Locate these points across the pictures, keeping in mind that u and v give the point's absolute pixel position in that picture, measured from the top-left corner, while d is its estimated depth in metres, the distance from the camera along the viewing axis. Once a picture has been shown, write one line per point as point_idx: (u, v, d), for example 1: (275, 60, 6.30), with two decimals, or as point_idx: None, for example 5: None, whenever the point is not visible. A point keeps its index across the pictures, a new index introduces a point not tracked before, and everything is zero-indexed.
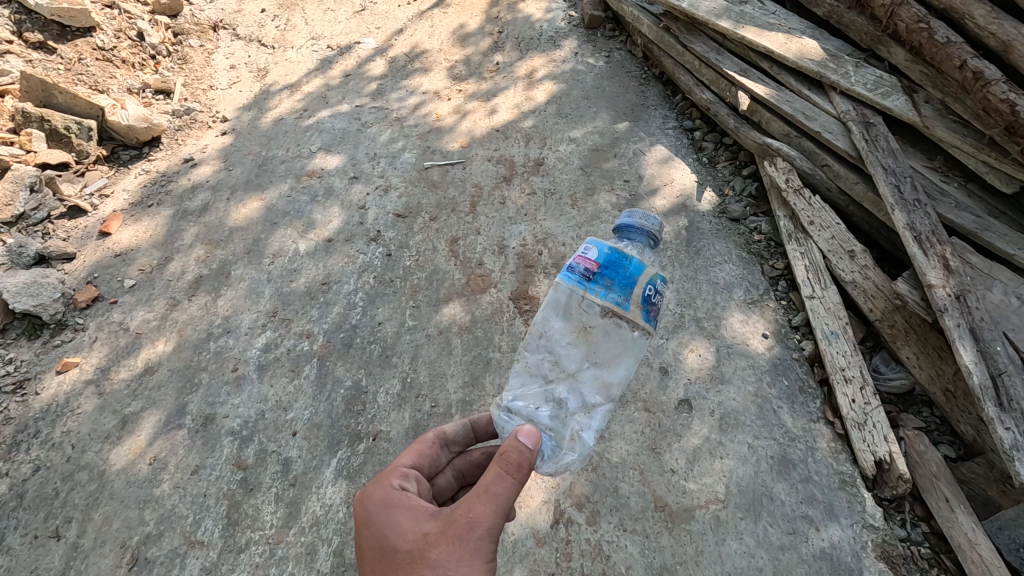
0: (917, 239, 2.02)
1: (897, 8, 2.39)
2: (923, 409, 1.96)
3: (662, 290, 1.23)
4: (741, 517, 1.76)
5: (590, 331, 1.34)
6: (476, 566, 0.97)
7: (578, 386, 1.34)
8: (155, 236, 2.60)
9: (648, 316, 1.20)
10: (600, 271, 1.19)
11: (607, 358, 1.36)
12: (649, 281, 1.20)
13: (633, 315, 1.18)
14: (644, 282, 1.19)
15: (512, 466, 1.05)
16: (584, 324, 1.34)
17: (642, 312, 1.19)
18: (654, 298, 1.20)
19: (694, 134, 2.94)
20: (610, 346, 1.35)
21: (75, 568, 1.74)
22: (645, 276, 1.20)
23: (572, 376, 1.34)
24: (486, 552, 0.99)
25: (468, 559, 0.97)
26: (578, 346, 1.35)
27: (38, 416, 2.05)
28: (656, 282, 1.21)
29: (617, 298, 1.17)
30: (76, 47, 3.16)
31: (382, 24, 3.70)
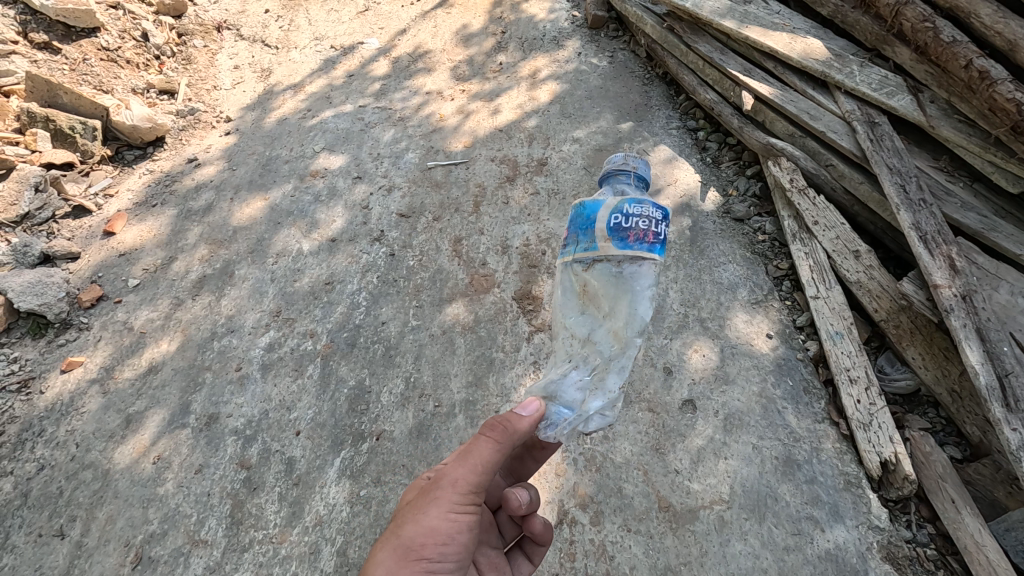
0: (923, 239, 2.01)
1: (902, 7, 2.38)
2: (928, 410, 1.95)
3: (634, 210, 1.20)
4: (745, 518, 1.76)
5: (587, 291, 1.34)
6: (436, 513, 1.09)
7: (592, 350, 1.36)
8: (159, 235, 2.60)
9: (620, 242, 1.19)
10: (572, 232, 1.29)
11: (613, 310, 1.34)
12: (612, 211, 1.21)
13: (605, 249, 1.21)
14: (604, 216, 1.21)
15: (490, 430, 1.16)
16: (581, 284, 1.34)
17: (612, 242, 1.20)
18: (623, 221, 1.20)
19: (697, 134, 2.94)
20: (611, 296, 1.33)
21: (79, 567, 1.74)
22: (603, 210, 1.22)
23: (586, 343, 1.36)
24: (448, 502, 1.11)
25: (430, 507, 1.10)
26: (584, 310, 1.37)
27: (42, 416, 2.06)
28: (620, 208, 1.21)
29: (583, 246, 1.24)
30: (81, 47, 3.17)
31: (385, 24, 3.71)
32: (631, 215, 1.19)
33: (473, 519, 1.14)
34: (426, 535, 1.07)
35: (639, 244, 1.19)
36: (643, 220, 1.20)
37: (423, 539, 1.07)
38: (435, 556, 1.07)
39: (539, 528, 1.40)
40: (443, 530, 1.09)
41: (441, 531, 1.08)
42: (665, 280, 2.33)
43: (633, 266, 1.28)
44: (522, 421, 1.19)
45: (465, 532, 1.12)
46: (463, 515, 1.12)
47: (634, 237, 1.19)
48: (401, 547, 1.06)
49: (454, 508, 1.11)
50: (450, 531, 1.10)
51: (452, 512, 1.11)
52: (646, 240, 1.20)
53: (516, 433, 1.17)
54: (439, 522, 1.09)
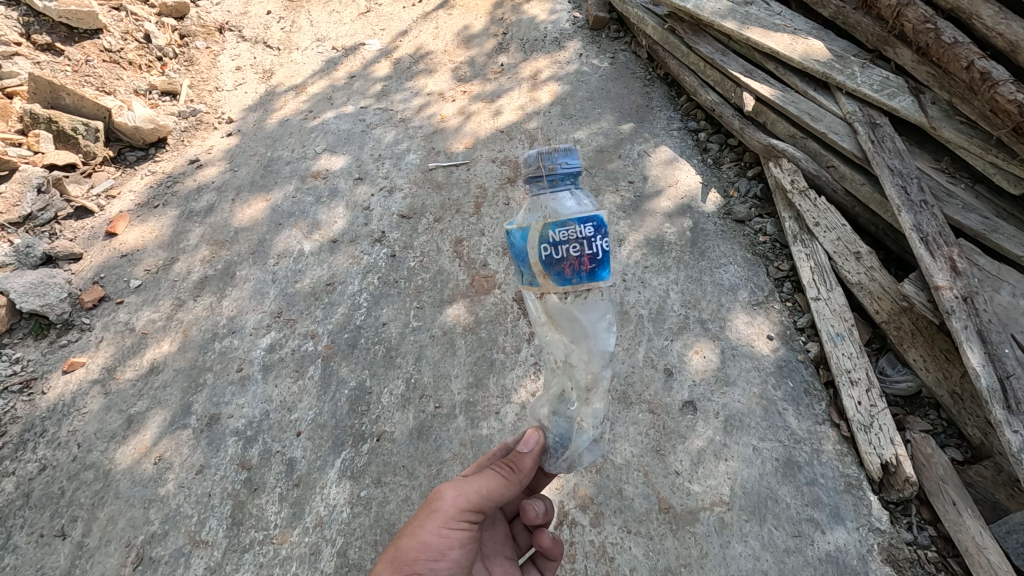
0: (924, 240, 2.01)
1: (903, 8, 2.38)
2: (929, 412, 1.95)
3: (562, 237, 1.15)
4: (746, 519, 1.75)
5: (553, 318, 1.28)
6: (429, 529, 1.17)
7: (573, 373, 1.34)
8: (161, 236, 2.61)
9: (558, 278, 1.17)
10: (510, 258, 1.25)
11: (582, 338, 1.30)
12: (541, 242, 1.16)
13: (544, 286, 1.19)
14: (534, 252, 1.17)
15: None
16: (546, 314, 1.28)
17: (551, 278, 1.17)
18: (554, 254, 1.15)
19: (698, 135, 2.94)
20: (575, 324, 1.28)
21: (80, 567, 1.75)
22: (532, 242, 1.16)
23: (564, 365, 1.34)
24: (443, 518, 1.17)
25: (425, 522, 1.17)
26: (553, 335, 1.31)
27: (44, 416, 2.06)
28: (547, 237, 1.15)
29: (524, 281, 1.22)
30: (83, 49, 3.18)
31: (387, 25, 3.71)
32: (560, 246, 1.14)
33: (466, 535, 1.21)
34: (419, 549, 1.15)
35: (577, 275, 1.17)
36: (573, 247, 1.15)
37: (416, 553, 1.15)
38: (426, 570, 1.15)
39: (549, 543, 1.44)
40: (435, 545, 1.16)
41: (432, 546, 1.16)
42: (665, 281, 2.33)
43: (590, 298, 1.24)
44: (525, 452, 1.23)
45: (457, 547, 1.19)
46: (456, 532, 1.19)
47: (570, 269, 1.17)
48: (396, 558, 1.15)
49: (447, 525, 1.18)
50: (443, 546, 1.17)
51: (445, 528, 1.18)
52: (582, 267, 1.17)
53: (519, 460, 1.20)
54: (432, 537, 1.16)
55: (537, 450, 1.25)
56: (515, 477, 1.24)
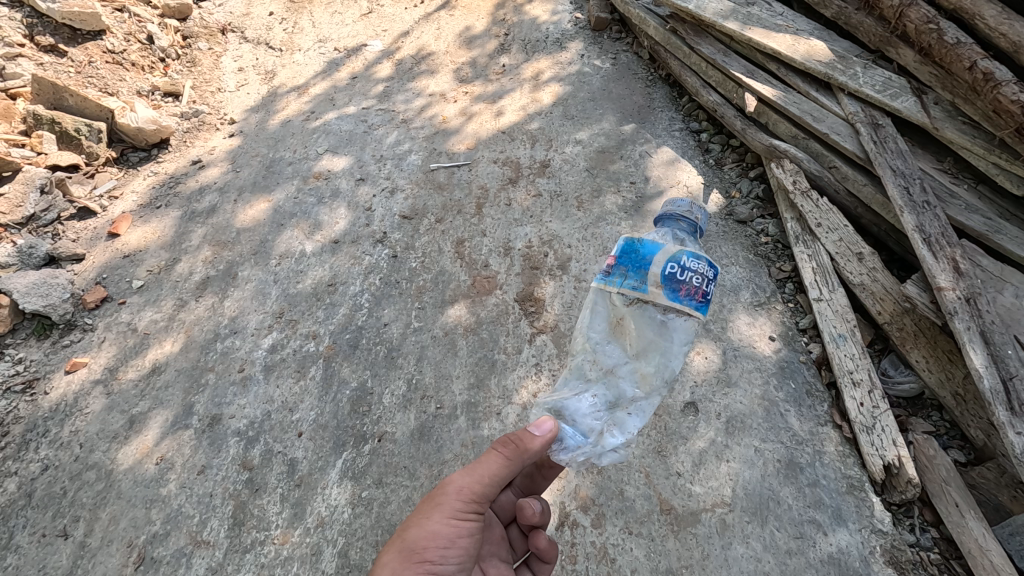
0: (927, 241, 2.00)
1: (906, 9, 2.38)
2: (932, 413, 1.94)
3: (691, 264, 1.26)
4: (747, 520, 1.75)
5: (624, 322, 1.45)
6: (437, 518, 1.17)
7: (617, 382, 1.42)
8: (163, 237, 2.62)
9: (671, 292, 1.24)
10: (617, 261, 1.31)
11: (644, 350, 1.44)
12: (669, 259, 1.25)
13: (654, 295, 1.24)
14: (660, 261, 1.25)
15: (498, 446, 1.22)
16: (620, 317, 1.45)
17: (663, 291, 1.24)
18: (678, 273, 1.24)
19: (700, 135, 2.93)
20: (645, 336, 1.43)
21: (82, 567, 1.75)
22: (662, 255, 1.25)
23: (609, 372, 1.43)
24: (450, 508, 1.18)
25: (432, 513, 1.18)
26: (616, 340, 1.46)
27: (47, 416, 2.07)
28: (679, 257, 1.25)
29: (632, 284, 1.26)
30: (87, 50, 3.19)
31: (389, 26, 3.72)
32: (688, 268, 1.24)
33: (474, 525, 1.20)
34: (428, 538, 1.15)
35: (689, 301, 1.25)
36: (698, 277, 1.26)
37: (426, 542, 1.15)
38: (437, 559, 1.15)
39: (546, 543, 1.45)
40: (443, 533, 1.16)
41: (441, 535, 1.16)
42: None
43: (672, 317, 1.42)
44: (533, 441, 1.21)
45: (464, 537, 1.19)
46: (464, 522, 1.19)
47: (685, 292, 1.24)
48: (404, 547, 1.14)
49: (454, 515, 1.18)
50: (451, 536, 1.17)
51: (453, 518, 1.18)
52: (696, 297, 1.25)
53: (526, 452, 1.21)
54: (440, 526, 1.16)
55: (552, 436, 1.23)
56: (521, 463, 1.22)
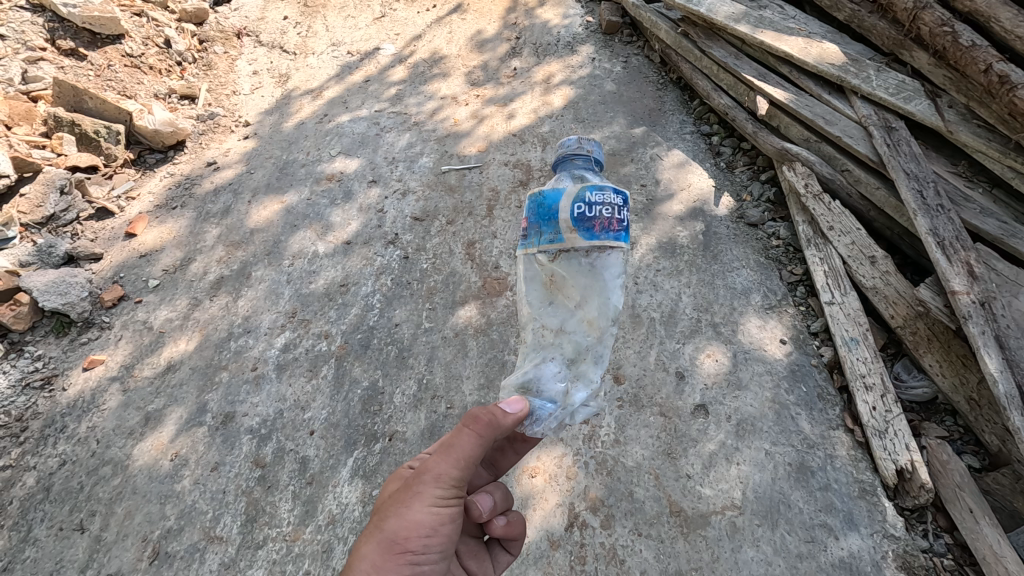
0: (941, 245, 1.99)
1: (920, 11, 2.37)
2: (945, 418, 1.92)
3: (596, 199, 1.25)
4: (758, 523, 1.74)
5: (554, 278, 1.49)
6: (417, 508, 1.09)
7: (569, 338, 1.49)
8: (179, 236, 2.66)
9: (586, 233, 1.24)
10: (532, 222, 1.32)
11: (584, 297, 1.48)
12: (575, 200, 1.26)
13: (571, 241, 1.26)
14: (567, 207, 1.25)
15: (473, 422, 1.13)
16: (557, 278, 1.48)
17: (578, 233, 1.25)
18: (586, 211, 1.25)
19: (711, 138, 2.93)
20: (577, 283, 1.46)
21: (98, 561, 1.78)
22: (566, 200, 1.26)
23: (561, 334, 1.49)
24: (430, 496, 1.10)
25: (412, 502, 1.10)
26: (558, 301, 1.50)
27: (65, 411, 2.11)
28: (582, 197, 1.25)
29: (549, 239, 1.28)
30: (106, 54, 3.25)
31: (401, 30, 3.75)
32: (593, 205, 1.24)
33: (456, 509, 1.13)
34: (408, 528, 1.07)
35: (605, 233, 1.25)
36: (605, 208, 1.25)
37: (405, 533, 1.07)
38: (420, 549, 1.08)
39: (518, 529, 1.34)
40: (425, 523, 1.09)
41: (424, 525, 1.09)
42: (677, 285, 2.32)
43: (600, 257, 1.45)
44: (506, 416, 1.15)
45: (447, 523, 1.12)
46: (447, 508, 1.12)
47: (599, 227, 1.25)
48: (384, 541, 1.07)
49: (436, 502, 1.10)
50: (434, 524, 1.10)
51: (434, 505, 1.10)
52: (611, 228, 1.25)
53: (503, 427, 1.14)
54: (423, 516, 1.09)
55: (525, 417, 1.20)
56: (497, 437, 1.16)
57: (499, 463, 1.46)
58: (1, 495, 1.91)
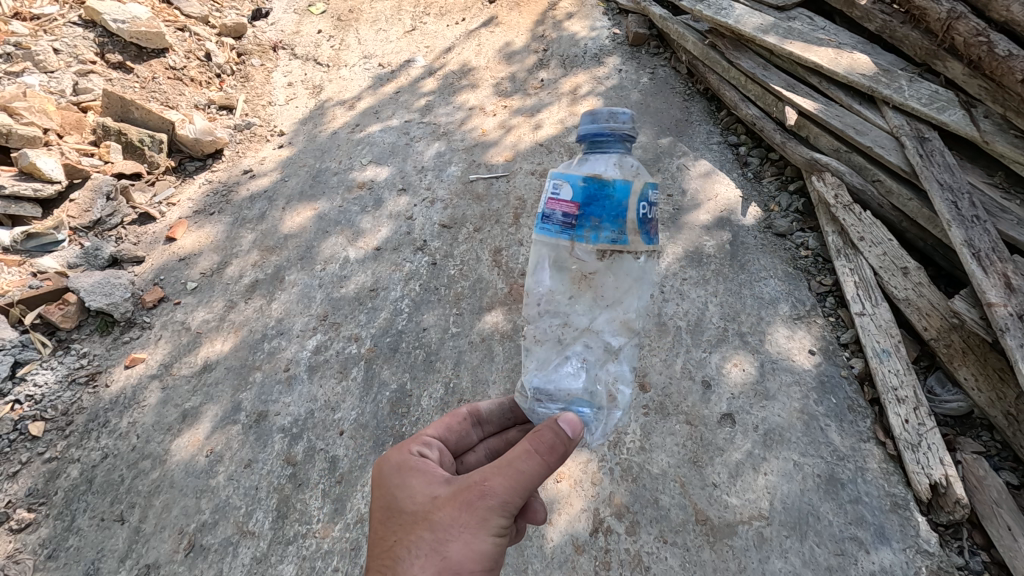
0: (977, 256, 1.96)
1: (954, 21, 2.35)
2: (982, 433, 1.88)
3: (654, 200, 1.29)
4: (786, 535, 1.73)
5: (588, 277, 1.44)
6: (480, 536, 1.05)
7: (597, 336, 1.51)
8: (216, 241, 2.75)
9: (646, 236, 1.28)
10: (580, 211, 1.24)
11: (618, 297, 1.51)
12: (638, 200, 1.26)
13: (634, 243, 1.26)
14: (632, 207, 1.24)
15: (543, 447, 1.10)
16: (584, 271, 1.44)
17: (641, 237, 1.27)
18: (648, 214, 1.28)
19: (739, 149, 2.92)
20: (616, 286, 1.48)
21: (137, 551, 1.85)
22: (633, 198, 1.24)
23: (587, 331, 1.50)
24: (494, 524, 1.07)
25: (477, 530, 1.05)
26: (579, 295, 1.48)
27: (107, 406, 2.19)
28: (644, 197, 1.26)
29: (611, 236, 1.24)
30: (151, 67, 3.42)
31: (431, 43, 3.84)
32: (653, 207, 1.28)
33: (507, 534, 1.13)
34: (472, 559, 1.04)
35: (654, 235, 1.29)
36: (654, 210, 1.29)
37: (470, 564, 1.03)
38: None
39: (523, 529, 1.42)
40: (488, 553, 1.06)
41: (485, 556, 1.06)
42: (703, 293, 2.32)
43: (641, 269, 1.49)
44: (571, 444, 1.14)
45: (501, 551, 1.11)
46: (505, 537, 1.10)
47: (652, 229, 1.29)
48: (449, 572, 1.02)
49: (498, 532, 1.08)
50: (495, 552, 1.08)
51: (496, 534, 1.07)
52: (653, 229, 1.31)
53: (566, 457, 1.13)
54: (488, 546, 1.06)
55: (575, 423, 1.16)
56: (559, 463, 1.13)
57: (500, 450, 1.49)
58: (47, 486, 1.99)
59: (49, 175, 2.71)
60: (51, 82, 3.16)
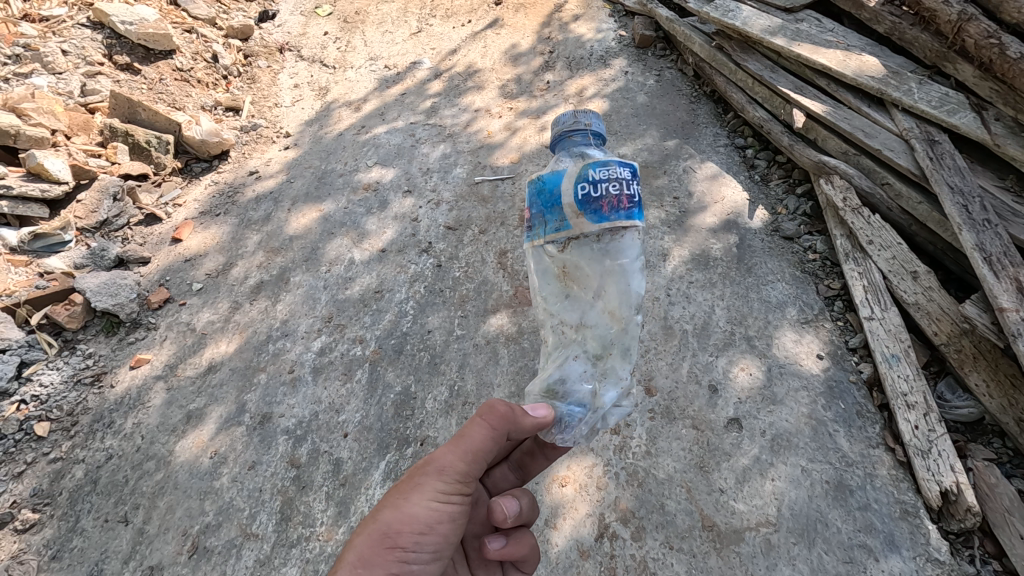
0: (988, 260, 1.93)
1: (964, 23, 2.33)
2: (993, 440, 1.85)
3: (601, 176, 1.26)
4: (794, 542, 1.70)
5: (570, 274, 1.45)
6: (414, 501, 1.14)
7: (592, 332, 1.47)
8: (221, 242, 2.76)
9: (593, 214, 1.26)
10: (537, 211, 1.35)
11: (602, 287, 1.46)
12: (577, 182, 1.27)
13: (578, 225, 1.27)
14: (570, 189, 1.27)
15: (481, 418, 1.20)
16: (563, 268, 1.46)
17: (586, 216, 1.27)
18: (591, 190, 1.26)
19: (746, 151, 2.91)
20: (596, 275, 1.44)
21: (140, 553, 1.84)
22: (568, 182, 1.28)
23: (581, 328, 1.48)
24: (431, 490, 1.15)
25: (411, 494, 1.15)
26: (568, 292, 1.48)
27: (113, 407, 2.19)
28: (585, 176, 1.26)
29: (557, 226, 1.30)
30: (158, 68, 3.43)
31: (437, 45, 3.84)
32: (598, 183, 1.26)
33: (456, 509, 1.18)
34: (403, 522, 1.12)
35: (614, 213, 1.27)
36: (612, 185, 1.26)
37: (400, 526, 1.12)
38: (412, 544, 1.12)
39: (526, 549, 1.38)
40: (420, 517, 1.13)
41: (418, 519, 1.13)
42: (710, 297, 2.30)
43: (615, 244, 1.41)
44: (517, 415, 1.22)
45: (444, 523, 1.16)
46: (447, 506, 1.16)
47: (607, 206, 1.27)
48: (378, 532, 1.12)
49: (437, 498, 1.15)
50: (430, 520, 1.14)
51: (433, 500, 1.15)
52: (620, 206, 1.27)
53: (513, 425, 1.20)
54: (421, 511, 1.13)
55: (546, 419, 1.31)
56: (499, 433, 1.20)
57: (526, 469, 1.50)
58: (52, 486, 1.99)
59: (56, 176, 2.72)
60: (59, 82, 3.17)
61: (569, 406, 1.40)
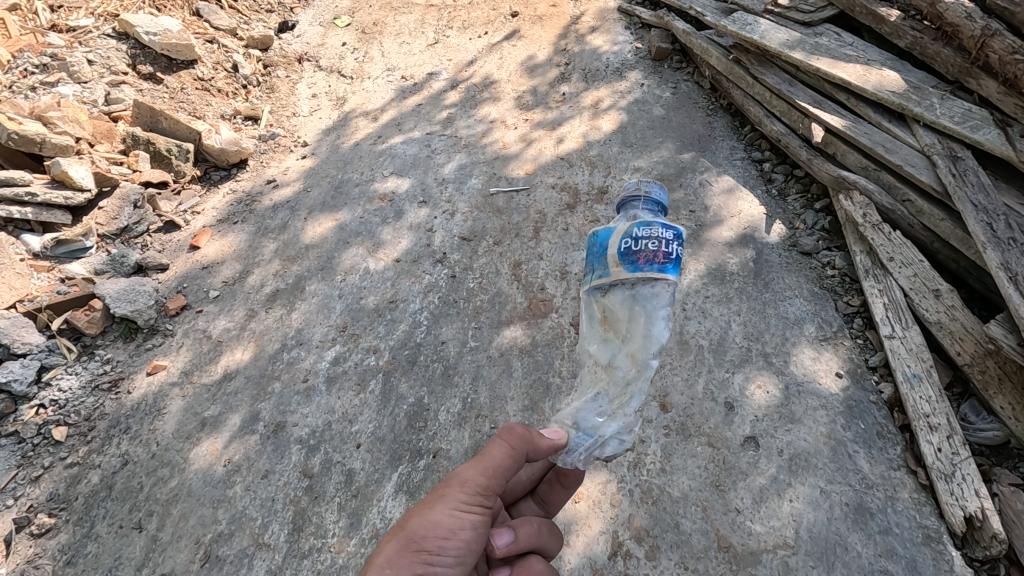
0: (1014, 279, 1.89)
1: (988, 39, 2.30)
2: (1019, 464, 1.81)
3: (644, 233, 1.23)
4: (813, 565, 1.67)
5: (606, 316, 1.35)
6: (439, 509, 1.13)
7: (615, 374, 1.37)
8: (238, 250, 2.78)
9: (631, 265, 1.22)
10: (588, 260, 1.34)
11: (630, 332, 1.33)
12: (623, 236, 1.25)
13: (617, 275, 1.25)
14: (615, 242, 1.25)
15: (506, 435, 1.22)
16: (603, 312, 1.36)
17: (623, 266, 1.23)
18: (632, 246, 1.23)
19: (762, 165, 2.89)
20: (624, 321, 1.33)
21: (153, 560, 1.85)
22: (615, 237, 1.26)
23: (607, 369, 1.38)
24: (455, 499, 1.14)
25: (436, 503, 1.14)
26: (604, 336, 1.38)
27: (130, 413, 2.21)
28: (630, 232, 1.24)
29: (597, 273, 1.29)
30: (180, 78, 3.49)
31: (453, 56, 3.87)
32: (639, 239, 1.22)
33: (478, 518, 1.16)
34: (428, 527, 1.11)
35: (649, 266, 1.22)
36: (652, 242, 1.22)
37: (425, 532, 1.11)
38: (436, 550, 1.10)
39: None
40: (444, 524, 1.12)
41: (443, 526, 1.12)
42: (727, 312, 2.28)
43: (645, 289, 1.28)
44: (540, 438, 1.25)
45: (467, 530, 1.14)
46: (469, 514, 1.15)
47: (644, 260, 1.22)
48: (404, 538, 1.11)
49: (460, 507, 1.14)
50: (454, 528, 1.12)
51: (457, 509, 1.14)
52: (656, 260, 1.22)
53: (534, 444, 1.22)
54: (444, 518, 1.12)
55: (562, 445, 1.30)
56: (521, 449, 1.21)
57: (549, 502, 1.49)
58: (68, 491, 2.01)
59: (79, 183, 2.75)
60: (84, 91, 3.23)
61: (581, 437, 1.33)
